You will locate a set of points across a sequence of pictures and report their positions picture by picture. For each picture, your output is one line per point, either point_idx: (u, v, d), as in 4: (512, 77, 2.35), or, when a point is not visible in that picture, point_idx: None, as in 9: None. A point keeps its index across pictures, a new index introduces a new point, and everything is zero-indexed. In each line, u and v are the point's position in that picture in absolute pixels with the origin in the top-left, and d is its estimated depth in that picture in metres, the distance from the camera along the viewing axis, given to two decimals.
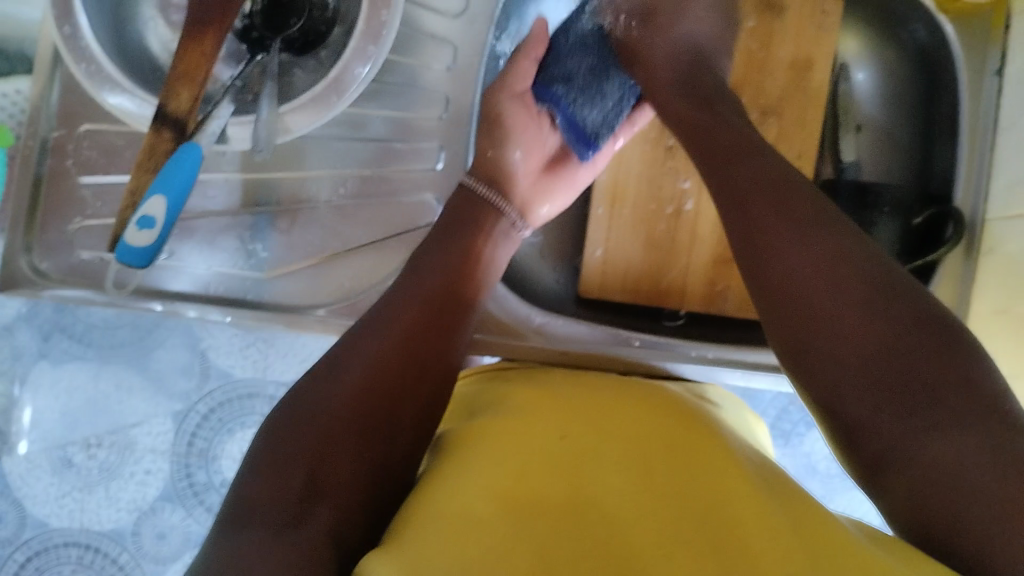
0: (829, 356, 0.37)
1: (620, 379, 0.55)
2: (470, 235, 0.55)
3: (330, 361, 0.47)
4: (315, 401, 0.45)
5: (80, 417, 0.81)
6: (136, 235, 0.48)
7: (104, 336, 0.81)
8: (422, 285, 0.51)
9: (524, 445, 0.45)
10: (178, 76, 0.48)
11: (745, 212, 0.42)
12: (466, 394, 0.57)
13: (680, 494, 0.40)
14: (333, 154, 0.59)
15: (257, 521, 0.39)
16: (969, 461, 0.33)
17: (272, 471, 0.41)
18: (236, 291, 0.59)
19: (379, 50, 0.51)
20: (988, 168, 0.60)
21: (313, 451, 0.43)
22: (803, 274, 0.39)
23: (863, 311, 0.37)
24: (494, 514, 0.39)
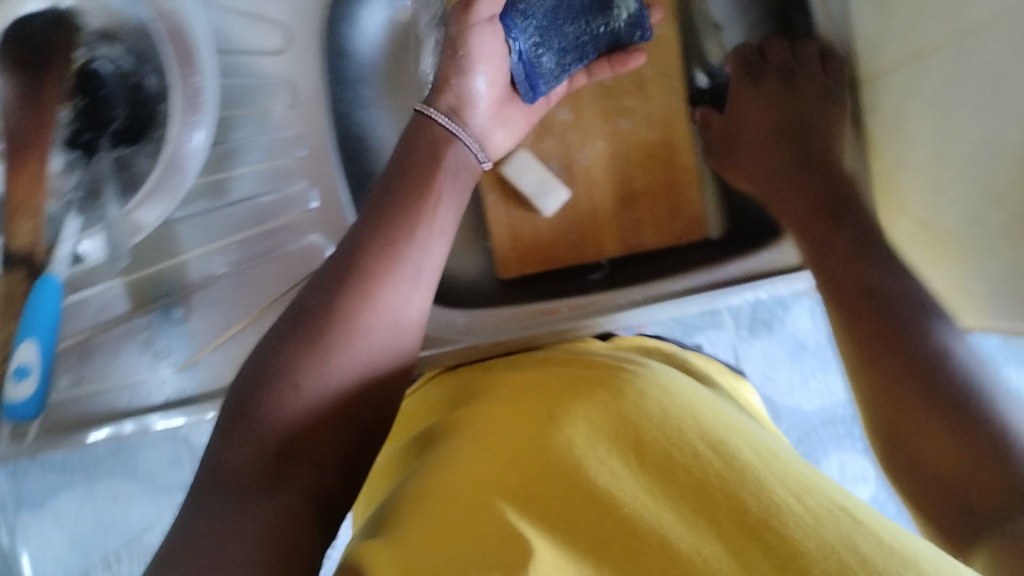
0: (912, 457, 0.38)
1: (574, 351, 0.55)
2: (440, 176, 0.47)
3: (315, 300, 0.40)
4: (290, 354, 0.39)
5: (93, 542, 0.76)
6: (14, 388, 0.44)
7: (81, 458, 0.75)
8: (390, 230, 0.43)
9: (507, 433, 0.43)
10: (14, 210, 0.48)
11: (872, 290, 0.43)
12: (436, 392, 0.56)
13: (669, 452, 0.39)
14: (209, 227, 0.57)
15: (223, 493, 0.36)
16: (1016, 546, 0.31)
17: (243, 428, 0.37)
18: (155, 396, 0.56)
19: (202, 116, 0.51)
20: (846, 27, 0.59)
21: (284, 427, 0.37)
22: (891, 375, 0.39)
23: (932, 418, 0.37)
24: (509, 496, 0.38)
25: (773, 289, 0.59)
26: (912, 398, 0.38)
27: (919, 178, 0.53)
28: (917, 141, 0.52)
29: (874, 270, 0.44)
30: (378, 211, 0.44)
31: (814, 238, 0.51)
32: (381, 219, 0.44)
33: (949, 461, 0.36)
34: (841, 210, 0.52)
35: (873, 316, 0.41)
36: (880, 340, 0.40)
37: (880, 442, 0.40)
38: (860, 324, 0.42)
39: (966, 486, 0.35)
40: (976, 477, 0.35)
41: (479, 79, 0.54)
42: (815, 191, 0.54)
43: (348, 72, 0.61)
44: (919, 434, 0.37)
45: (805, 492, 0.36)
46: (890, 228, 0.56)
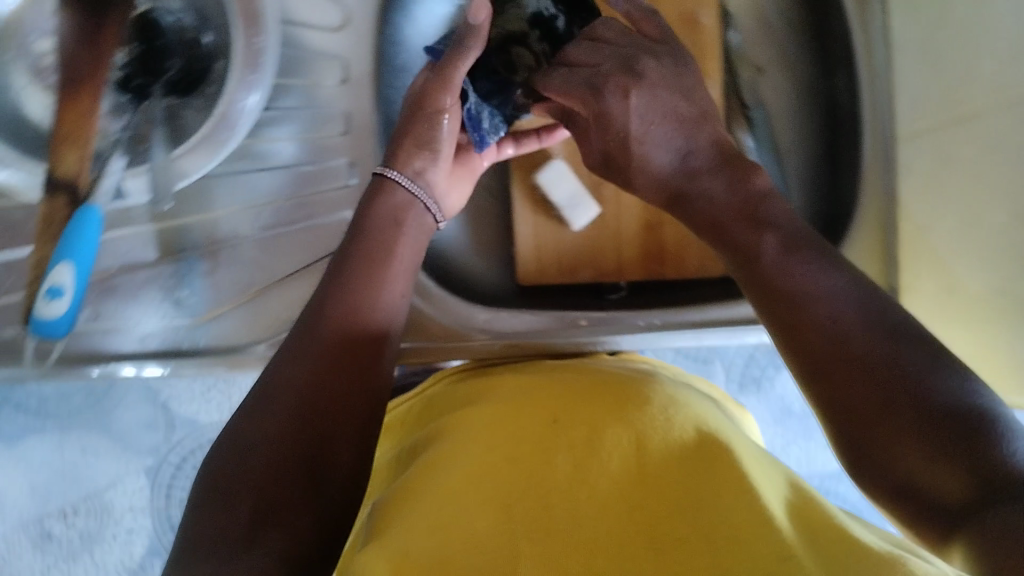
0: (878, 444, 0.32)
1: (567, 364, 0.57)
2: (397, 234, 0.50)
3: (264, 389, 0.43)
4: (246, 432, 0.41)
5: (52, 490, 0.92)
6: (46, 307, 0.45)
7: (60, 406, 0.92)
8: (342, 284, 0.47)
9: (489, 462, 0.44)
10: (61, 139, 0.47)
11: (744, 254, 0.39)
12: (438, 392, 0.59)
13: (663, 484, 0.40)
14: (246, 188, 0.58)
15: (204, 556, 0.38)
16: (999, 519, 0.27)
17: (215, 507, 0.40)
18: (171, 341, 0.58)
19: (257, 78, 0.53)
20: (889, 89, 0.61)
21: (263, 475, 0.40)
22: (834, 352, 0.34)
23: (872, 388, 0.32)
24: (472, 499, 0.41)
25: None
26: (848, 367, 0.33)
27: (947, 239, 0.55)
28: (951, 204, 0.55)
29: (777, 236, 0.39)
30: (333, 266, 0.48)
31: (732, 239, 0.41)
32: (337, 275, 0.47)
33: (920, 453, 0.31)
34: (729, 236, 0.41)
35: (800, 259, 0.37)
36: (821, 299, 0.35)
37: (839, 431, 0.34)
38: (782, 296, 0.36)
39: (936, 456, 0.31)
40: (932, 451, 0.31)
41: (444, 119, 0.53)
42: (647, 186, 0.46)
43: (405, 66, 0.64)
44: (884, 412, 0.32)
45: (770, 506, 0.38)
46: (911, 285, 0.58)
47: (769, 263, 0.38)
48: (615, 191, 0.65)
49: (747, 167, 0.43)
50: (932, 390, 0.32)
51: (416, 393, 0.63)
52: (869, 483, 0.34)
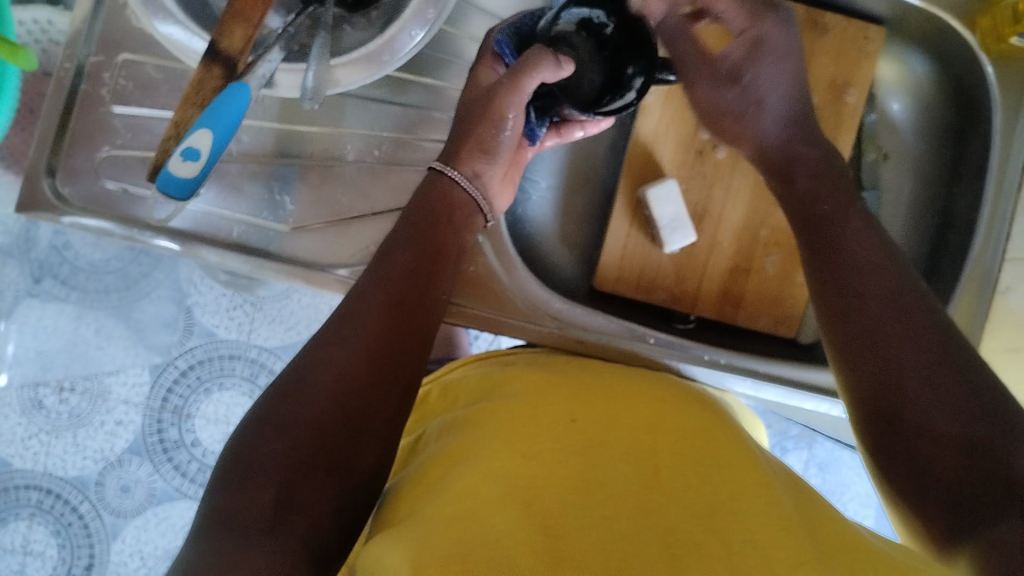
0: (903, 432, 0.39)
1: (629, 371, 0.58)
2: (449, 229, 0.53)
3: (299, 366, 0.44)
4: (281, 411, 0.42)
5: (56, 360, 0.94)
6: (179, 166, 0.45)
7: (90, 281, 0.95)
8: (391, 271, 0.48)
9: (518, 452, 0.46)
10: (234, 14, 0.48)
11: (848, 284, 0.44)
12: (458, 380, 0.61)
13: (678, 497, 0.42)
14: (372, 116, 0.59)
15: (229, 532, 0.39)
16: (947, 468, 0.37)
17: (241, 484, 0.40)
18: (256, 240, 0.58)
19: (437, 16, 0.52)
20: (1012, 210, 0.61)
21: (294, 451, 0.41)
22: (910, 353, 0.39)
23: (928, 387, 0.38)
24: (490, 493, 0.42)
25: (846, 413, 0.61)
26: (896, 380, 0.39)
27: None
28: None
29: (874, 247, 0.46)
30: (387, 254, 0.50)
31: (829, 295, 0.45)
32: (387, 262, 0.49)
33: (949, 454, 0.37)
34: (832, 231, 0.48)
35: (883, 297, 0.42)
36: (891, 322, 0.41)
37: (882, 433, 0.40)
38: (866, 305, 0.42)
39: (934, 458, 0.37)
40: (951, 460, 0.37)
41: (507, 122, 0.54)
42: (821, 216, 0.50)
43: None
44: (897, 404, 0.39)
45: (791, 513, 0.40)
46: None
47: (846, 279, 0.45)
48: (715, 225, 0.65)
49: (859, 217, 0.48)
50: (970, 418, 0.37)
51: (436, 374, 0.65)
52: (890, 476, 0.40)
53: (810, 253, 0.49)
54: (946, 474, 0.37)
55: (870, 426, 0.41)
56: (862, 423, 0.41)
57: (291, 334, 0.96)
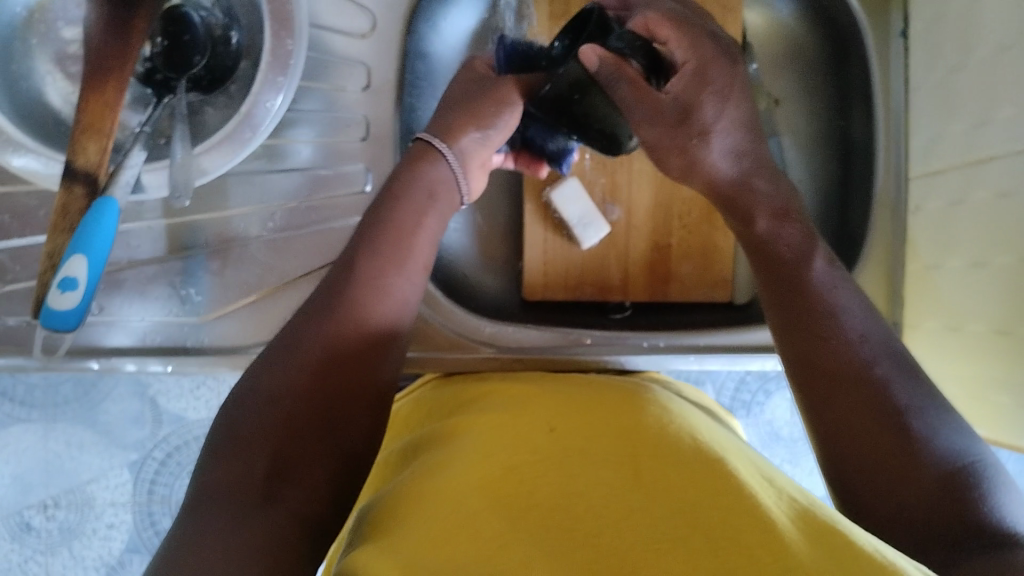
0: (869, 468, 0.40)
1: (598, 377, 0.58)
2: (429, 204, 0.50)
3: (287, 340, 0.44)
4: (270, 384, 0.42)
5: (33, 480, 0.92)
6: (59, 299, 0.44)
7: (46, 396, 0.93)
8: (360, 299, 0.45)
9: (507, 454, 0.47)
10: (83, 129, 0.47)
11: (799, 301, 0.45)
12: (426, 396, 0.60)
13: (669, 483, 0.43)
14: (260, 189, 0.58)
15: (204, 519, 0.38)
16: (918, 506, 0.38)
17: (232, 458, 0.40)
18: (173, 339, 0.58)
19: (289, 79, 0.51)
20: (904, 128, 0.61)
21: (269, 464, 0.40)
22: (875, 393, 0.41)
23: (898, 429, 0.40)
24: (488, 505, 0.42)
25: None
26: (865, 415, 0.41)
27: (955, 280, 0.56)
28: (958, 246, 0.55)
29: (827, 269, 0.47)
30: (348, 276, 0.46)
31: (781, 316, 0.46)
32: (349, 283, 0.45)
33: (921, 491, 0.38)
34: (775, 248, 0.49)
35: (843, 332, 0.43)
36: (850, 361, 0.42)
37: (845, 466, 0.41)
38: (824, 335, 0.44)
39: (902, 490, 0.39)
40: (921, 485, 0.38)
41: (474, 132, 0.52)
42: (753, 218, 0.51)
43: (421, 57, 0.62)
44: (865, 442, 0.40)
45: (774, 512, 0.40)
46: (919, 322, 0.59)
47: (799, 297, 0.45)
48: (628, 209, 0.65)
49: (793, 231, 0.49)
50: (937, 460, 0.39)
51: (411, 395, 0.64)
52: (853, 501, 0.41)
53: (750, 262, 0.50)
54: (913, 507, 0.38)
55: (833, 462, 0.42)
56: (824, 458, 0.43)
57: None
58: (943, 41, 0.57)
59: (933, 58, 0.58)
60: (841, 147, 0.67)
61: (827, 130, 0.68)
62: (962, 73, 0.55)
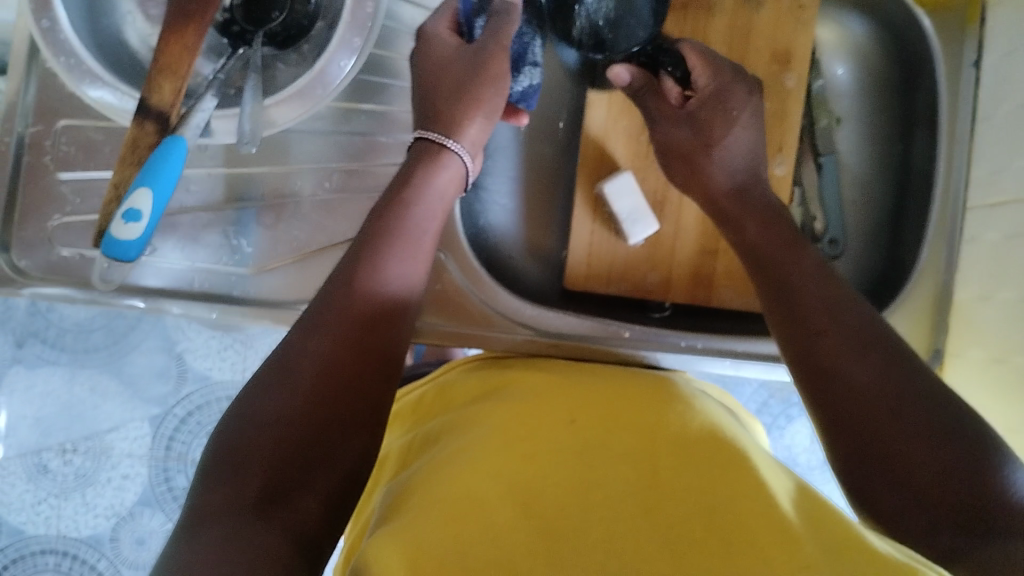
0: (885, 483, 0.38)
1: (618, 371, 0.58)
2: (428, 195, 0.51)
3: (279, 358, 0.43)
4: (262, 405, 0.41)
5: (56, 423, 0.94)
6: (122, 229, 0.46)
7: (78, 340, 0.94)
8: (361, 299, 0.46)
9: (503, 451, 0.46)
10: (160, 69, 0.48)
11: (802, 322, 0.45)
12: (451, 381, 0.60)
13: (674, 494, 0.41)
14: (317, 149, 0.59)
15: (215, 510, 0.37)
16: (941, 512, 0.36)
17: (223, 474, 0.39)
18: (219, 287, 0.58)
19: (365, 42, 0.52)
20: (967, 156, 0.60)
21: (276, 448, 0.40)
22: (873, 390, 0.40)
23: (907, 428, 0.38)
24: (492, 504, 0.41)
25: None
26: (873, 417, 0.39)
27: (1005, 313, 0.55)
28: (1011, 279, 0.54)
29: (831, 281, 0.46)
30: (353, 274, 0.47)
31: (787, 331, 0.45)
32: (352, 283, 0.46)
33: (943, 492, 0.36)
34: (789, 260, 0.48)
35: (843, 334, 0.43)
36: (848, 356, 0.42)
37: (864, 488, 0.40)
38: (826, 350, 0.43)
39: (909, 478, 0.38)
40: (938, 480, 0.37)
41: (477, 119, 0.54)
42: (754, 240, 0.51)
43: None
44: (869, 433, 0.39)
45: (783, 513, 0.39)
46: (962, 352, 0.58)
47: (799, 323, 0.45)
48: (677, 210, 0.65)
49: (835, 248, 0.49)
50: (952, 445, 0.37)
51: (432, 380, 0.63)
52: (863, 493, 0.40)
53: (758, 281, 0.49)
54: (923, 497, 0.37)
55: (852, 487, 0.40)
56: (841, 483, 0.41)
57: None
58: (1016, 73, 0.56)
59: (1005, 90, 0.57)
60: (901, 171, 0.67)
61: (890, 152, 0.67)
62: None
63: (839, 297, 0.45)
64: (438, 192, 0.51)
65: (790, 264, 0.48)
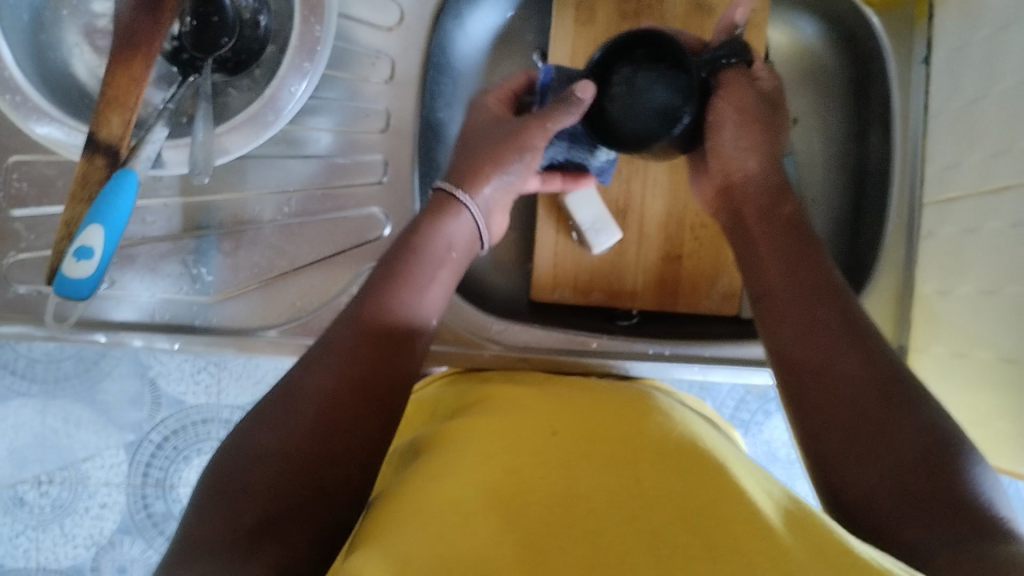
0: (851, 461, 0.40)
1: (603, 385, 0.57)
2: (441, 226, 0.53)
3: (283, 399, 0.43)
4: (262, 442, 0.41)
5: (29, 455, 0.92)
6: (73, 267, 0.46)
7: (47, 370, 0.92)
8: (370, 333, 0.47)
9: (500, 450, 0.46)
10: (108, 102, 0.47)
11: (777, 311, 0.46)
12: (431, 395, 0.60)
13: (660, 492, 0.41)
14: (275, 175, 0.58)
15: (205, 551, 0.37)
16: (896, 496, 0.38)
17: (219, 510, 0.39)
18: (182, 316, 0.58)
19: (315, 65, 0.51)
20: (922, 151, 0.61)
21: (271, 488, 0.40)
22: (844, 365, 0.42)
23: (868, 402, 0.40)
24: (485, 503, 0.41)
25: None
26: (844, 393, 0.41)
27: (962, 307, 0.56)
28: (968, 274, 0.55)
29: (786, 262, 0.48)
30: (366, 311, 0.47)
31: (772, 312, 0.46)
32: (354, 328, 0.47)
33: (904, 473, 0.38)
34: (780, 243, 0.49)
35: (815, 322, 0.44)
36: (824, 340, 0.43)
37: (828, 463, 0.41)
38: (795, 337, 0.44)
39: (883, 454, 0.39)
40: (903, 457, 0.38)
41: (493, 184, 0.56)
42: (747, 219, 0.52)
43: (445, 67, 0.64)
44: (863, 458, 0.39)
45: (769, 525, 0.38)
46: (925, 347, 0.59)
47: (774, 310, 0.46)
48: (639, 217, 0.65)
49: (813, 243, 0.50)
50: (915, 433, 0.39)
51: (418, 405, 0.60)
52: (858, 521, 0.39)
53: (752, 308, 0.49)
54: (895, 468, 0.38)
55: (818, 461, 0.41)
56: (807, 463, 0.42)
57: (258, 389, 0.93)
58: (964, 70, 0.57)
59: (954, 86, 0.58)
60: (858, 167, 0.67)
61: (847, 151, 0.68)
62: (982, 102, 0.55)
63: (810, 275, 0.46)
64: (451, 229, 0.53)
65: (778, 241, 0.49)
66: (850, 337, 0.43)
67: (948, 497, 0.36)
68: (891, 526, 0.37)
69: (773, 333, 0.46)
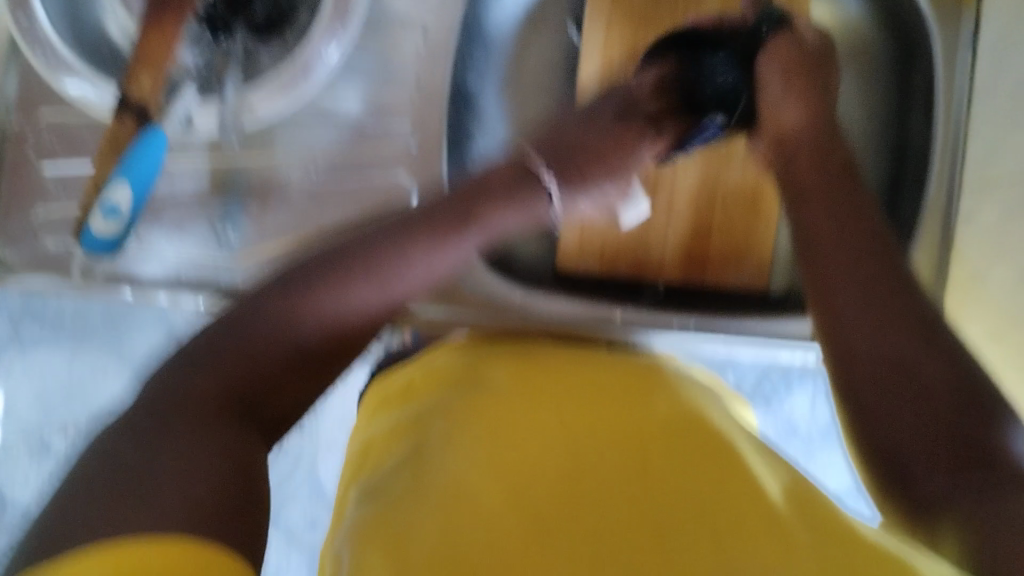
0: (878, 410, 0.37)
1: (619, 359, 0.55)
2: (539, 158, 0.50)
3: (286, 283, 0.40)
4: (260, 324, 0.39)
5: (55, 402, 0.89)
6: (101, 225, 0.48)
7: (76, 321, 0.88)
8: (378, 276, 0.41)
9: (513, 429, 0.45)
10: (141, 62, 0.47)
11: (814, 243, 0.43)
12: (446, 353, 0.57)
13: (672, 479, 0.39)
14: (303, 137, 0.58)
15: (185, 413, 0.35)
16: (923, 446, 0.35)
17: (199, 370, 0.37)
18: (208, 277, 0.58)
19: (347, 30, 0.51)
20: (964, 135, 0.60)
21: (249, 377, 0.38)
22: (872, 308, 0.39)
23: (895, 336, 0.37)
24: (492, 487, 0.40)
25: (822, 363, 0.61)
26: (880, 332, 0.38)
27: (996, 297, 0.55)
28: (1006, 265, 0.54)
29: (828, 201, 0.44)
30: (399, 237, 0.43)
31: (811, 242, 0.43)
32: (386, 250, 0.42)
33: (936, 422, 0.34)
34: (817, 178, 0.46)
35: (848, 260, 0.41)
36: (854, 271, 0.40)
37: (852, 409, 0.38)
38: (830, 268, 0.41)
39: (919, 401, 0.35)
40: (938, 405, 0.35)
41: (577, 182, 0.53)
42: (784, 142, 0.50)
43: (478, 33, 0.62)
44: (889, 406, 0.36)
45: (777, 516, 0.36)
46: (955, 337, 0.58)
47: (814, 241, 0.43)
48: (671, 190, 0.64)
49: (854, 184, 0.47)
50: (948, 376, 0.35)
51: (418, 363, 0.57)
52: (880, 483, 0.37)
53: (788, 212, 0.47)
54: (930, 421, 0.35)
55: (845, 406, 0.39)
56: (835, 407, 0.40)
57: None
58: (1014, 53, 0.55)
59: (1002, 70, 0.56)
60: (894, 146, 0.66)
61: (885, 128, 0.67)
62: None
63: (847, 211, 0.43)
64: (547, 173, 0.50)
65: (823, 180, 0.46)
66: (885, 274, 0.40)
67: (979, 455, 0.33)
68: (917, 477, 0.34)
69: (809, 263, 0.43)
